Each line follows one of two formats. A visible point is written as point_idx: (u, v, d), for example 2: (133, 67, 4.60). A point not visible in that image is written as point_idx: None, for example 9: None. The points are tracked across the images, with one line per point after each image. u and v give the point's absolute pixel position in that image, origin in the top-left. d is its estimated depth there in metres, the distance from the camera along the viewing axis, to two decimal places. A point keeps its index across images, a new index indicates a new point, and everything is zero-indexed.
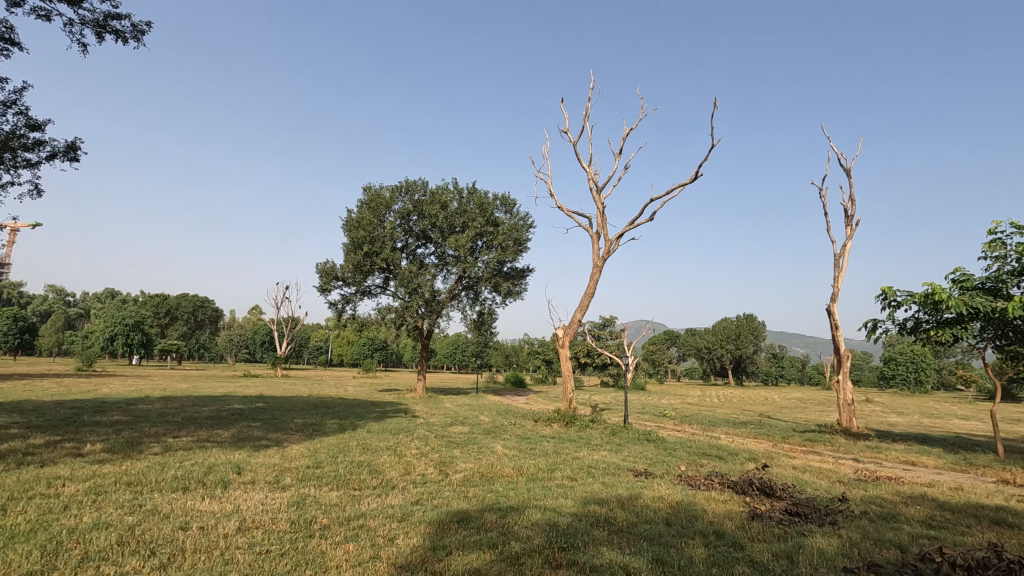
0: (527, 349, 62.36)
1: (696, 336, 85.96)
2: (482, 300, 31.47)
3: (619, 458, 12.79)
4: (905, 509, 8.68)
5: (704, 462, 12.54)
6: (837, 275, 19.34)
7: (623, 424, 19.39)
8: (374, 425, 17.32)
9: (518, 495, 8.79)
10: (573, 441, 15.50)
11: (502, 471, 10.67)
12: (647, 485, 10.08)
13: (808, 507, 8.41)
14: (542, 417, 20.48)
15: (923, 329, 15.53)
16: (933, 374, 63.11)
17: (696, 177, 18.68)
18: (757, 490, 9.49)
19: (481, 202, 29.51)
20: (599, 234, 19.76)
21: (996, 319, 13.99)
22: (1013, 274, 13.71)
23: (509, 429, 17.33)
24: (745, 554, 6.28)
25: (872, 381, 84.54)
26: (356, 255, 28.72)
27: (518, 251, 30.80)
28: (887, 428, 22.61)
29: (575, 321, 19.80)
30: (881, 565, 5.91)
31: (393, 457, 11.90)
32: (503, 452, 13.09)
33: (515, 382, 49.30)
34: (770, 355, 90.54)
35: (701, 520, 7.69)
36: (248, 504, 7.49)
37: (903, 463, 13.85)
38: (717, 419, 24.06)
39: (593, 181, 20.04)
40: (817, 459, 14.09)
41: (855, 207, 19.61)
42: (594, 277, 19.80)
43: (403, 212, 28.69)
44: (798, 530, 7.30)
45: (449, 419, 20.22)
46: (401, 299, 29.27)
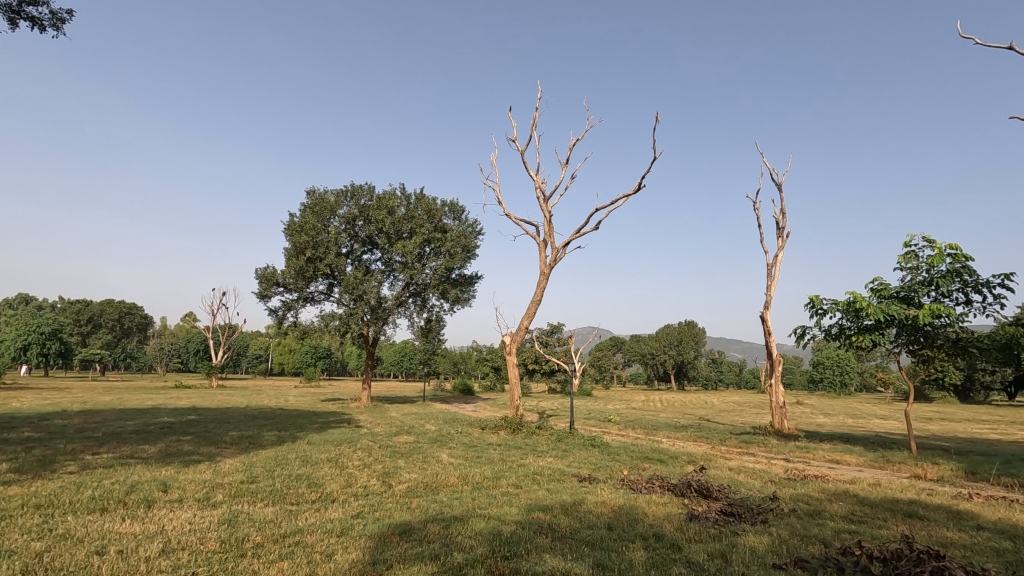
0: (475, 357, 62.14)
1: (640, 342, 88.30)
2: (429, 307, 31.17)
3: (564, 465, 12.93)
4: (829, 505, 9.20)
5: (645, 466, 12.88)
6: (770, 284, 20.37)
7: (569, 430, 19.60)
8: (315, 437, 16.75)
9: (463, 504, 8.72)
10: (519, 448, 15.55)
11: (448, 480, 10.57)
12: (590, 490, 10.23)
13: (742, 507, 8.76)
14: (489, 424, 20.41)
15: (846, 335, 16.56)
16: (856, 377, 67.31)
17: (638, 188, 19.29)
18: (695, 492, 9.80)
19: (429, 208, 29.26)
20: (546, 242, 20.00)
21: (910, 325, 15.11)
22: (923, 284, 14.84)
23: (455, 438, 17.19)
24: (682, 555, 6.47)
25: (803, 384, 89.21)
26: (298, 260, 27.82)
27: (466, 258, 30.71)
28: (815, 428, 23.94)
29: (522, 327, 19.92)
30: (806, 561, 6.22)
31: (334, 469, 11.55)
32: (449, 461, 12.98)
33: (463, 390, 49.02)
34: (710, 360, 94.17)
35: (642, 523, 7.86)
36: (174, 524, 7.06)
37: (828, 461, 14.70)
38: (659, 422, 24.77)
39: (540, 189, 20.31)
40: (751, 460, 14.74)
41: (786, 220, 20.69)
42: (541, 284, 20.00)
43: (348, 216, 28.05)
44: (732, 530, 7.59)
45: (394, 428, 19.83)
46: (346, 306, 28.59)
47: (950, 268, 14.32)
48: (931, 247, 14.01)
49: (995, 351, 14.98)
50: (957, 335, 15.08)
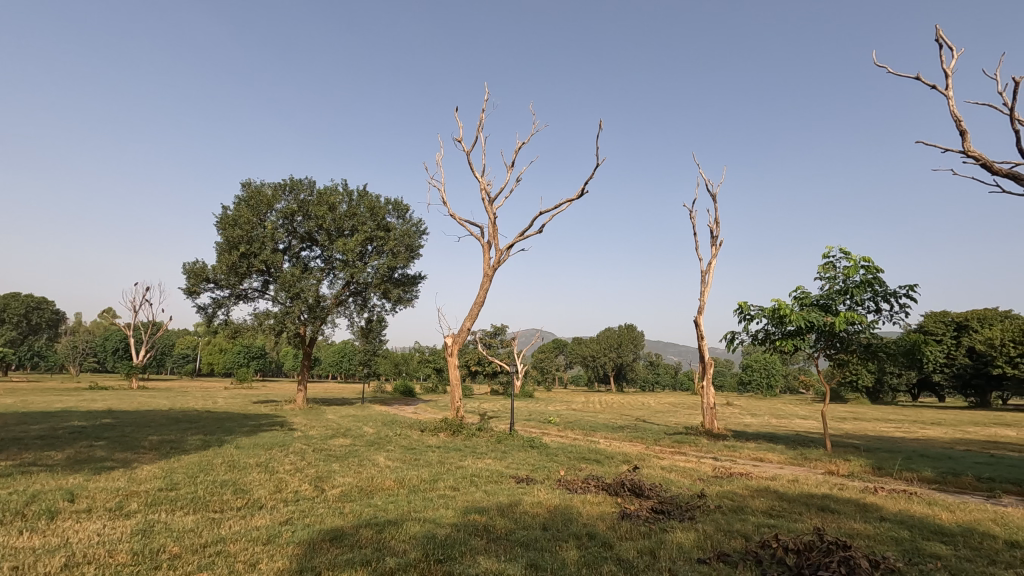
0: (417, 358, 61.30)
1: (582, 344, 89.95)
2: (370, 307, 30.51)
3: (503, 466, 13.00)
4: (751, 501, 9.69)
5: (582, 466, 13.14)
6: (704, 290, 21.27)
7: (509, 431, 19.70)
8: (245, 440, 16.00)
9: (398, 508, 8.55)
10: (458, 450, 15.49)
11: (384, 484, 10.36)
12: (527, 491, 10.29)
13: (671, 505, 9.08)
14: (428, 426, 20.17)
15: (771, 340, 17.53)
16: (781, 379, 71.46)
17: (581, 193, 19.59)
18: (628, 491, 10.07)
19: (371, 205, 28.67)
20: (491, 243, 20.00)
21: (827, 332, 16.19)
22: (840, 293, 15.92)
23: (393, 440, 16.90)
24: (613, 553, 6.63)
25: (733, 386, 93.79)
26: (230, 255, 26.53)
27: (410, 258, 30.28)
28: (743, 428, 25.19)
29: (465, 329, 19.84)
30: (729, 555, 6.51)
31: (263, 474, 11.06)
32: (386, 464, 12.72)
33: (403, 392, 48.26)
34: (648, 363, 97.33)
35: (576, 522, 8.00)
36: (80, 536, 6.55)
37: (753, 459, 15.51)
38: (597, 423, 25.34)
39: (486, 191, 20.28)
40: (682, 459, 15.31)
41: (719, 229, 21.69)
42: (484, 285, 19.99)
43: (287, 211, 27.01)
44: (661, 527, 7.86)
45: (330, 431, 19.30)
46: (282, 304, 27.51)
47: (863, 279, 15.45)
48: (848, 258, 15.05)
49: (900, 355, 16.25)
50: (868, 341, 16.26)
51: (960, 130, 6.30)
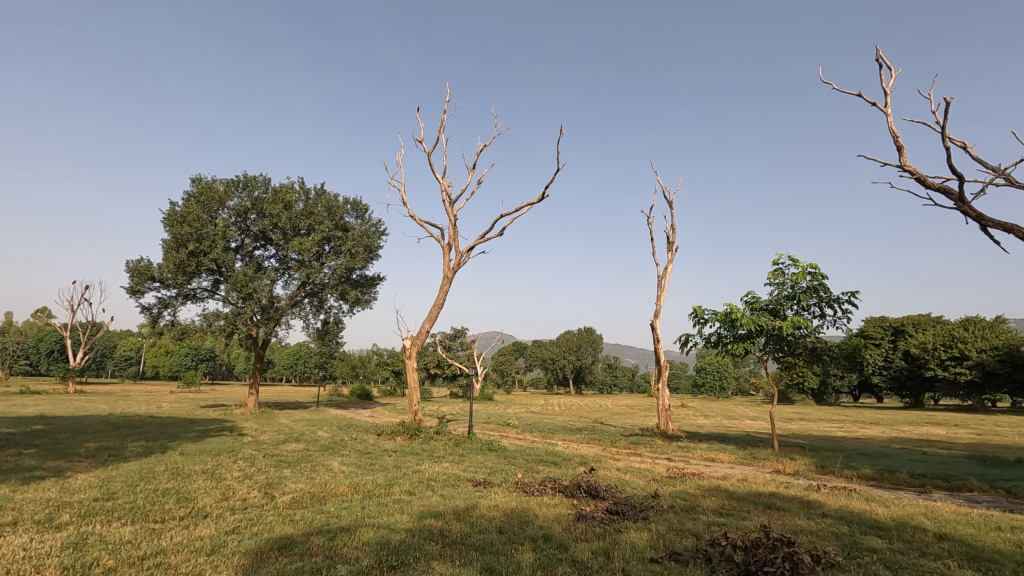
0: (375, 361, 60.40)
1: (542, 347, 90.59)
2: (327, 308, 29.83)
3: (460, 469, 12.92)
4: (702, 501, 9.94)
5: (539, 469, 13.20)
6: (660, 294, 21.74)
7: (467, 435, 19.58)
8: (190, 446, 15.32)
9: (351, 514, 8.36)
10: (416, 454, 15.28)
11: (338, 489, 10.11)
12: (483, 494, 10.26)
13: (626, 506, 9.21)
14: (385, 430, 19.85)
15: (723, 343, 18.09)
16: (732, 381, 73.94)
17: (542, 198, 19.65)
18: (585, 492, 10.15)
19: (329, 204, 28.03)
20: (451, 245, 19.84)
21: (776, 335, 16.81)
22: (787, 298, 16.56)
23: (349, 445, 16.55)
24: (568, 554, 6.67)
25: (687, 388, 96.39)
26: (177, 253, 25.43)
27: (369, 258, 29.76)
28: (696, 430, 25.89)
29: (424, 331, 19.63)
30: (680, 553, 6.66)
31: (209, 482, 10.60)
32: (340, 469, 12.43)
33: (360, 395, 47.35)
34: (606, 366, 98.96)
35: (531, 525, 8.01)
36: (2, 551, 6.11)
37: (705, 460, 15.95)
38: (556, 425, 25.51)
39: (446, 193, 20.12)
40: (637, 460, 15.57)
41: (676, 235, 22.22)
42: (444, 287, 19.84)
43: (240, 209, 26.09)
44: (616, 527, 7.97)
45: (283, 436, 18.75)
46: (233, 305, 26.55)
47: (809, 285, 16.11)
48: (796, 265, 15.70)
49: (842, 359, 17.05)
50: (813, 344, 17.00)
51: (897, 145, 6.71)
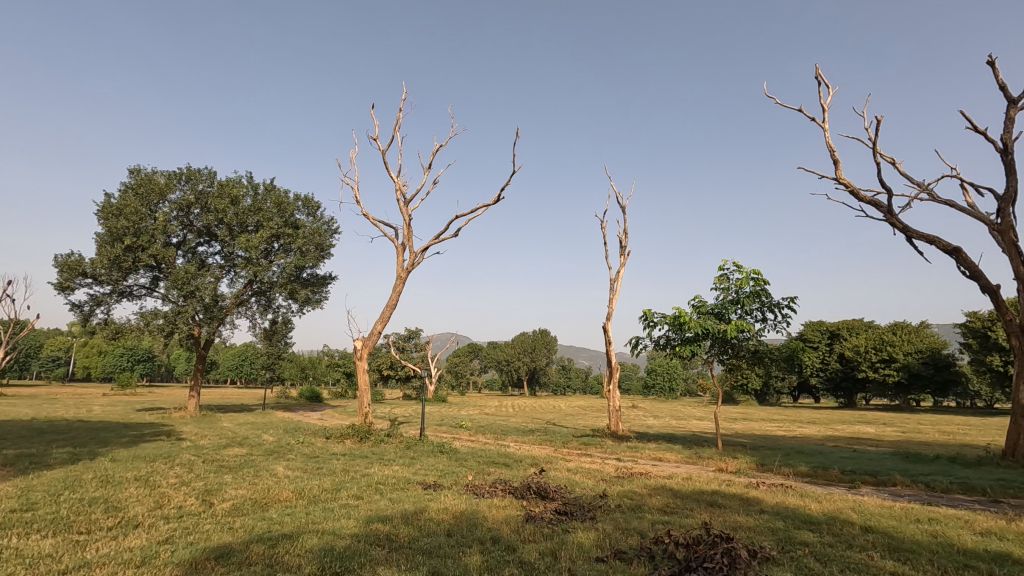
0: (326, 362, 59.04)
1: (497, 348, 90.79)
2: (275, 308, 28.92)
3: (410, 472, 12.73)
4: (649, 500, 10.18)
5: (490, 470, 13.18)
6: (612, 297, 22.17)
7: (418, 437, 19.38)
8: (122, 452, 14.51)
9: (295, 521, 8.11)
10: (365, 457, 14.99)
11: (282, 495, 9.78)
12: (433, 497, 10.15)
13: (574, 506, 9.35)
14: (334, 433, 19.36)
15: (672, 345, 18.62)
16: (681, 382, 76.27)
17: (497, 199, 19.68)
18: (535, 494, 10.20)
19: (279, 200, 27.14)
20: (405, 245, 19.60)
21: (722, 338, 17.42)
22: (732, 303, 17.19)
23: (295, 449, 16.06)
24: (515, 556, 6.70)
25: (639, 389, 98.68)
26: (112, 248, 24.02)
27: (320, 257, 29.00)
28: (645, 430, 26.52)
29: (376, 332, 19.27)
30: (625, 552, 6.80)
31: (141, 490, 10.04)
32: (285, 474, 12.04)
33: (310, 397, 46.08)
34: (560, 367, 100.25)
35: (480, 527, 7.99)
36: None
37: (653, 459, 16.34)
38: (508, 427, 25.56)
39: (401, 192, 19.86)
40: (588, 460, 15.80)
41: (628, 239, 22.71)
42: (397, 288, 19.56)
43: (182, 203, 24.91)
44: (564, 527, 8.07)
45: (224, 440, 18.00)
46: (174, 303, 25.37)
47: (753, 290, 16.79)
48: (740, 271, 16.30)
49: (782, 360, 17.81)
50: (755, 347, 17.71)
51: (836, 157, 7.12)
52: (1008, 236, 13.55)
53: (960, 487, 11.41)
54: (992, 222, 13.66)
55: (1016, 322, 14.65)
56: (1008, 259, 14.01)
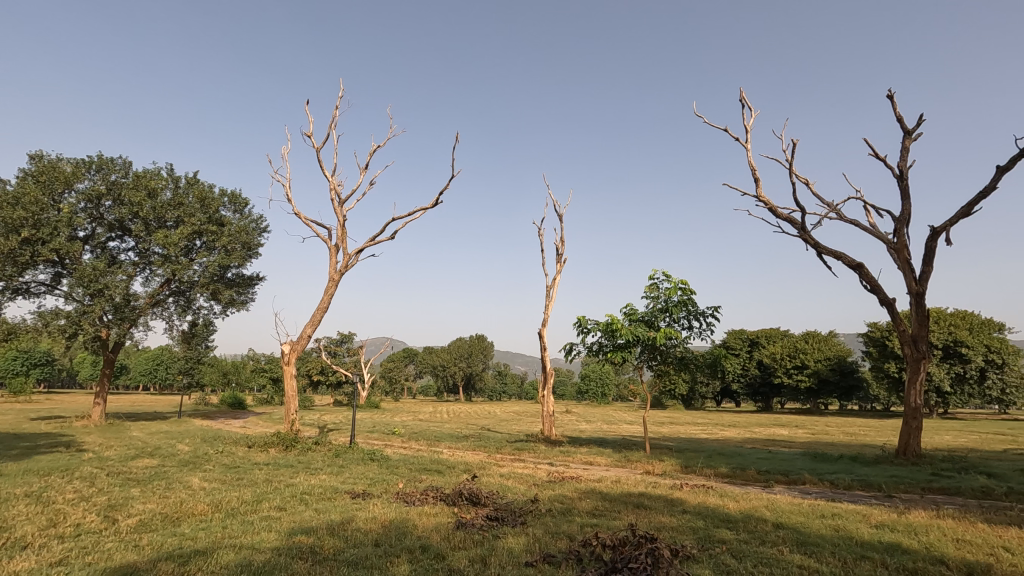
0: (250, 367, 56.12)
1: (433, 353, 89.77)
2: (195, 309, 27.24)
3: (338, 481, 12.30)
4: (579, 503, 10.36)
5: (422, 478, 12.97)
6: (548, 303, 22.52)
7: (348, 445, 18.78)
8: (11, 466, 13.12)
9: (210, 536, 7.63)
10: (289, 466, 14.36)
11: (196, 508, 9.18)
12: (361, 506, 9.85)
13: (505, 511, 9.36)
14: (257, 441, 18.42)
15: (604, 351, 19.10)
16: (613, 388, 78.44)
17: (436, 203, 19.42)
18: (466, 500, 10.14)
19: (202, 195, 25.61)
20: (338, 247, 19.03)
21: (651, 345, 18.06)
22: (661, 311, 17.86)
23: (213, 459, 15.13)
24: (445, 564, 6.61)
25: (573, 395, 100.59)
26: (6, 240, 21.76)
27: (246, 256, 27.61)
28: (577, 434, 27.04)
29: (305, 336, 18.55)
30: (553, 556, 6.87)
31: (33, 507, 9.10)
32: (200, 486, 11.31)
33: (232, 403, 43.67)
34: (497, 373, 100.52)
35: (409, 536, 7.83)
36: None
37: (584, 463, 16.69)
38: (442, 433, 25.28)
39: (336, 191, 19.29)
40: (520, 465, 15.89)
41: (565, 247, 23.18)
42: (328, 290, 18.95)
43: (91, 193, 22.99)
44: (494, 534, 8.05)
45: (133, 451, 16.69)
46: (78, 302, 23.31)
47: (680, 299, 17.54)
48: (668, 281, 17.00)
49: (706, 367, 18.66)
50: (682, 354, 18.47)
51: None
52: (903, 254, 14.92)
53: (860, 484, 12.39)
54: (890, 241, 15.01)
55: (909, 332, 16.09)
56: (903, 275, 15.40)
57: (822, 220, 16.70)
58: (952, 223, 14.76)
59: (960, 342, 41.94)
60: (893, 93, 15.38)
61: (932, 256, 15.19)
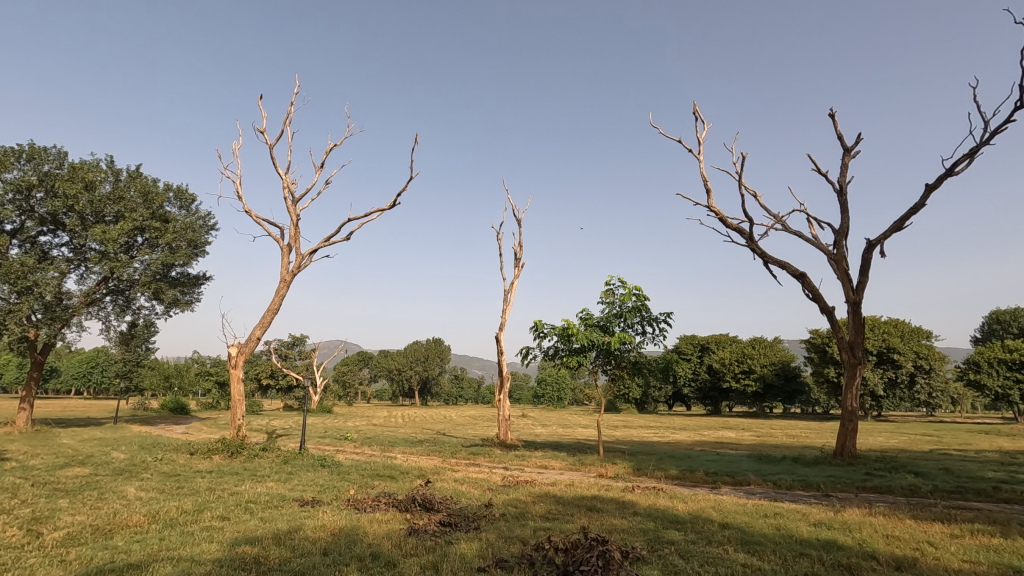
0: (195, 370, 53.74)
1: (388, 357, 88.42)
2: (134, 309, 25.89)
3: (286, 489, 11.91)
4: (533, 507, 10.39)
5: (375, 484, 12.73)
6: (506, 307, 22.55)
7: (298, 450, 18.24)
8: None
9: (145, 548, 7.23)
10: (234, 473, 13.80)
11: (130, 519, 8.69)
12: (309, 515, 9.56)
13: (459, 517, 9.28)
14: (200, 448, 17.62)
15: (559, 355, 19.28)
16: (569, 392, 79.34)
17: (394, 204, 18.94)
18: (419, 506, 10.00)
19: (145, 190, 24.40)
20: (291, 246, 18.46)
21: (606, 350, 18.35)
22: (616, 316, 18.18)
23: (151, 467, 14.38)
24: (395, 572, 6.48)
25: (529, 399, 101.09)
26: None
27: (192, 255, 26.45)
28: (533, 438, 27.18)
29: (254, 338, 17.90)
30: (506, 560, 6.86)
31: None
32: (136, 495, 10.72)
33: (173, 409, 41.66)
34: (453, 377, 99.94)
35: (359, 544, 7.65)
36: None
37: (539, 467, 16.77)
38: (396, 438, 24.88)
39: (289, 190, 18.73)
40: (475, 470, 15.82)
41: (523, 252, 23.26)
42: (280, 291, 18.36)
43: (20, 184, 21.54)
44: (447, 540, 7.97)
45: (62, 459, 15.67)
46: (3, 300, 21.77)
47: (634, 305, 17.90)
48: (623, 287, 17.35)
49: (659, 372, 19.09)
50: (635, 358, 18.83)
51: None
52: (842, 264, 15.72)
53: (800, 484, 12.95)
54: (831, 252, 15.78)
55: (847, 339, 16.94)
56: (842, 285, 16.22)
57: (768, 230, 17.42)
58: (886, 236, 15.68)
59: (893, 349, 44.51)
60: (834, 112, 16.24)
61: (868, 267, 16.08)
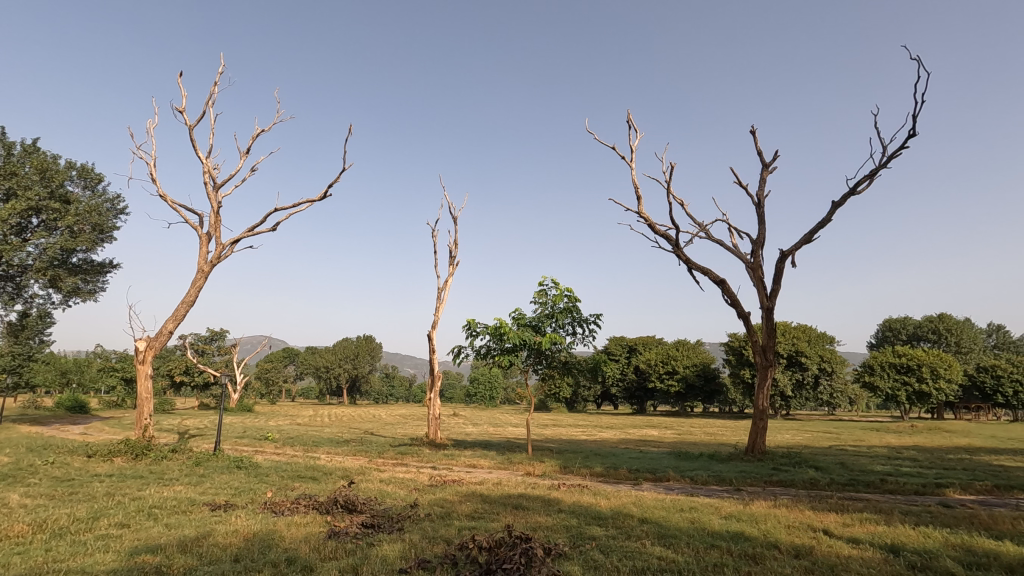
0: (97, 365, 49.36)
1: (316, 353, 85.40)
2: (27, 297, 23.50)
3: (197, 492, 11.18)
4: (458, 507, 10.32)
5: (296, 485, 12.22)
6: (439, 305, 22.31)
7: (213, 451, 17.25)
8: None
9: (28, 561, 6.54)
10: (138, 477, 12.79)
11: (12, 530, 7.84)
12: (221, 519, 9.03)
13: (382, 518, 9.08)
14: (99, 450, 16.16)
15: (491, 354, 19.26)
16: (501, 391, 79.81)
17: (325, 196, 18.13)
18: (341, 507, 9.69)
19: (43, 166, 22.18)
20: (211, 235, 17.41)
21: (537, 349, 18.59)
22: (548, 317, 18.44)
23: (40, 471, 13.06)
24: None
25: (462, 398, 100.87)
26: None
27: (96, 240, 24.29)
28: (463, 437, 27.12)
29: (165, 331, 16.70)
30: (428, 561, 6.77)
31: None
32: (21, 503, 9.69)
33: (71, 407, 38.13)
34: (384, 375, 98.04)
35: (275, 548, 7.32)
36: None
37: (467, 466, 16.76)
38: (321, 438, 24.00)
39: (209, 175, 17.65)
40: (402, 470, 15.51)
41: (457, 249, 23.14)
42: (197, 282, 17.25)
43: None
44: (368, 542, 7.76)
45: None
46: None
47: (565, 306, 18.28)
48: (556, 288, 17.69)
49: (587, 371, 19.57)
50: (565, 358, 19.21)
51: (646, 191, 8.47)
52: (758, 272, 16.75)
53: (714, 478, 13.70)
54: (747, 260, 16.79)
55: (760, 342, 18.06)
56: (757, 291, 17.29)
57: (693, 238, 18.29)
58: (796, 247, 16.86)
59: (801, 352, 47.92)
60: (753, 129, 17.31)
61: (780, 276, 17.23)
